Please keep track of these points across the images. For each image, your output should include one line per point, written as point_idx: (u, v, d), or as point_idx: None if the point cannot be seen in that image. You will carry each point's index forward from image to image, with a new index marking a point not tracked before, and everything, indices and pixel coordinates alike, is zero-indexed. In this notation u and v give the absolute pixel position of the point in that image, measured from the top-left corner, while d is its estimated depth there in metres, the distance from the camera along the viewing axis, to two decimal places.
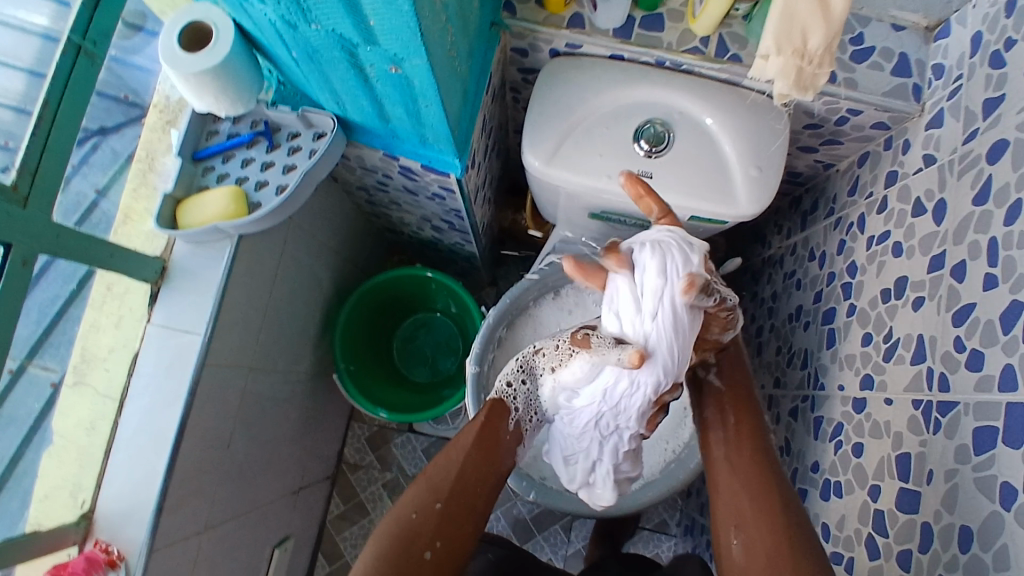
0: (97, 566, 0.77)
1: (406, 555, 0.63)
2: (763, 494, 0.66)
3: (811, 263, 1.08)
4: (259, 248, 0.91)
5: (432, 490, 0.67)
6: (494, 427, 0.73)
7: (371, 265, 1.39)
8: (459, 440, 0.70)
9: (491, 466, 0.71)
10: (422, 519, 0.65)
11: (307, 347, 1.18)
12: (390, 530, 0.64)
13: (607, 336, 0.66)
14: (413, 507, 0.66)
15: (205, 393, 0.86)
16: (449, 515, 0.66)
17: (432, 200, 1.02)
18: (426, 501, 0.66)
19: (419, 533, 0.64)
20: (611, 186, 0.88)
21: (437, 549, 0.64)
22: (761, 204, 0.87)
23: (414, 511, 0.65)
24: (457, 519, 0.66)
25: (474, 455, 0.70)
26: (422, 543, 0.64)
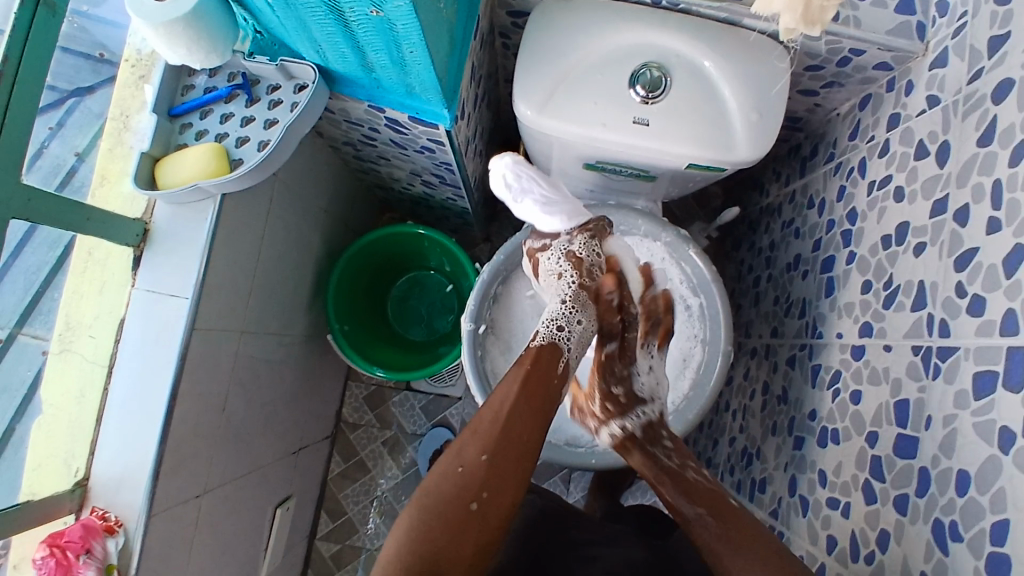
0: (95, 533, 0.76)
1: (453, 508, 0.63)
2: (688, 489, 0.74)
3: (810, 211, 1.06)
4: (244, 206, 0.88)
5: (480, 442, 0.67)
6: (545, 368, 0.73)
7: (362, 223, 1.36)
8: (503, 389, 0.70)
9: (542, 409, 0.71)
10: (469, 472, 0.65)
11: (300, 308, 1.16)
12: (438, 482, 0.65)
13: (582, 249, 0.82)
14: (458, 461, 0.66)
15: (195, 357, 0.84)
16: (497, 466, 0.66)
17: (421, 153, 0.99)
18: (473, 454, 0.66)
19: (465, 485, 0.64)
20: (606, 134, 0.86)
21: (483, 500, 0.64)
22: (760, 149, 0.85)
23: (461, 465, 0.66)
24: (508, 467, 0.66)
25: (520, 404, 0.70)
26: (469, 495, 0.64)
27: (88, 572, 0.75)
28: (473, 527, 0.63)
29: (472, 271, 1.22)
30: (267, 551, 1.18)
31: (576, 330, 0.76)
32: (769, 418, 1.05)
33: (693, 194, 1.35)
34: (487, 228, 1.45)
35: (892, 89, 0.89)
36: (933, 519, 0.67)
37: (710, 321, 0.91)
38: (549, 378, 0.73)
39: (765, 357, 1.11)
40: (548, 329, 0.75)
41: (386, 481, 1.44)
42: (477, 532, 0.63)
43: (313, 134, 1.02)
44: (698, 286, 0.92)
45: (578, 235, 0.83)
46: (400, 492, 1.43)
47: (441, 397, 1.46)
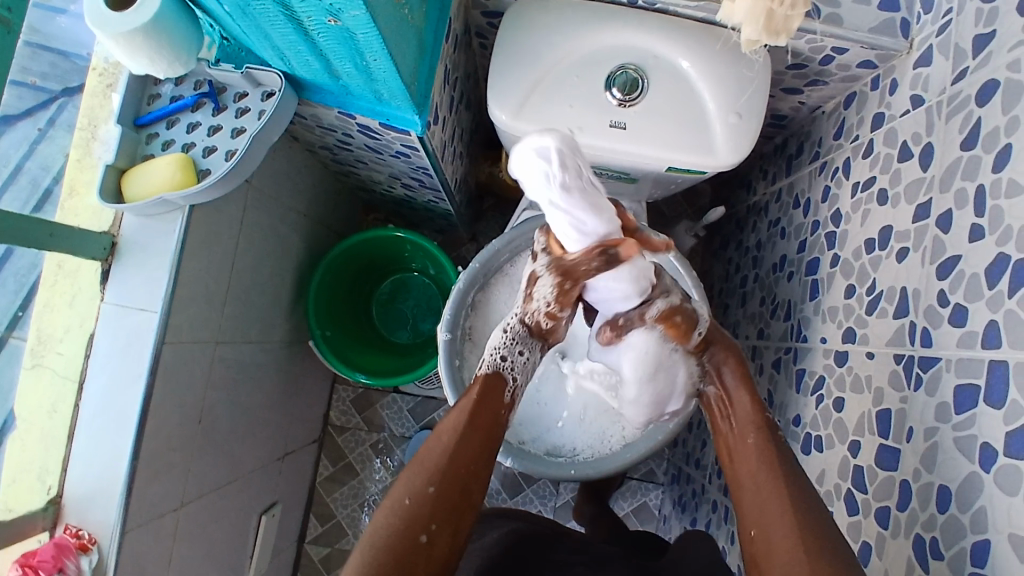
0: (67, 552, 0.75)
1: (402, 542, 0.61)
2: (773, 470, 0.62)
3: (796, 211, 1.04)
4: (215, 215, 0.87)
5: (426, 473, 0.64)
6: (491, 401, 0.70)
7: (345, 226, 1.35)
8: (449, 419, 0.67)
9: (487, 440, 0.68)
10: (416, 505, 0.63)
11: (281, 314, 1.15)
12: (386, 516, 0.62)
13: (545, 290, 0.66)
14: (404, 493, 0.64)
15: (166, 370, 0.83)
16: (444, 498, 0.64)
17: (397, 158, 0.97)
18: (420, 485, 0.64)
19: (413, 519, 0.62)
20: (583, 138, 0.83)
21: (432, 532, 0.62)
22: (741, 152, 0.83)
23: (407, 497, 0.63)
24: (454, 500, 0.64)
25: (467, 431, 0.67)
26: (417, 526, 0.62)
27: None
28: (421, 558, 0.62)
29: (456, 274, 1.21)
30: (252, 557, 1.18)
31: (519, 360, 0.72)
32: None
33: (680, 191, 1.33)
34: (473, 228, 1.44)
35: (876, 87, 0.87)
36: (914, 535, 0.65)
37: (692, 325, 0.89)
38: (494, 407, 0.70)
39: (751, 359, 1.10)
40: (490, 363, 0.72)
41: (375, 485, 1.43)
42: (426, 565, 0.62)
43: (288, 139, 1.00)
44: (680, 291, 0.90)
45: (549, 274, 0.64)
46: (389, 495, 1.43)
47: (429, 399, 1.45)
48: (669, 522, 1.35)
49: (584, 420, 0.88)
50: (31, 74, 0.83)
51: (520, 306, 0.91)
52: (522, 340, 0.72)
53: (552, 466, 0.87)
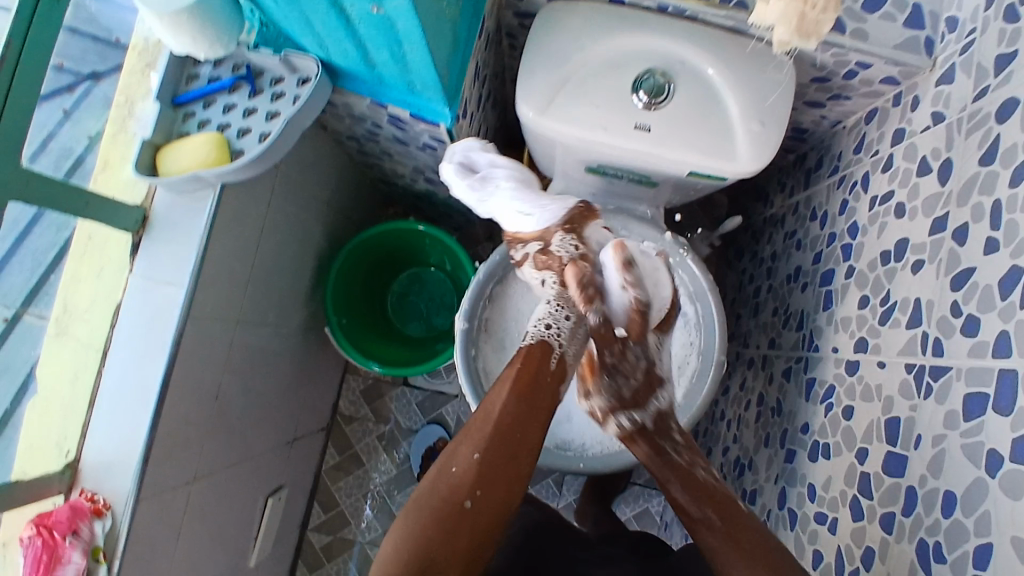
0: (82, 515, 0.77)
1: (446, 507, 0.62)
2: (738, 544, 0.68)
3: (812, 223, 1.06)
4: (244, 196, 0.89)
5: (472, 440, 0.65)
6: (539, 369, 0.70)
7: (365, 218, 1.37)
8: (495, 389, 0.67)
9: (534, 409, 0.68)
10: (461, 472, 0.64)
11: (299, 300, 1.17)
12: (433, 482, 0.64)
13: (567, 241, 0.79)
14: (452, 460, 0.65)
15: (189, 343, 0.85)
16: (489, 464, 0.64)
17: (423, 150, 0.99)
18: (466, 453, 0.65)
19: (459, 484, 0.63)
20: (607, 138, 0.85)
21: (477, 498, 0.63)
22: (762, 160, 0.84)
23: (453, 465, 0.64)
24: (499, 467, 0.65)
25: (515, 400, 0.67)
26: (462, 492, 0.63)
27: (75, 555, 0.76)
28: (467, 526, 0.62)
29: (472, 270, 1.22)
30: (257, 539, 1.19)
31: (566, 325, 0.73)
32: (763, 429, 1.04)
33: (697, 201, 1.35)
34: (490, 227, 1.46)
35: (898, 104, 0.88)
36: (918, 539, 0.66)
37: (705, 328, 0.90)
38: (542, 376, 0.70)
39: (761, 368, 1.11)
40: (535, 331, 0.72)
41: (380, 476, 1.44)
42: (473, 529, 0.63)
43: (317, 127, 1.02)
44: (695, 294, 0.91)
45: (564, 234, 0.80)
46: (393, 487, 1.44)
47: (438, 394, 1.46)
48: (670, 528, 1.35)
49: (594, 416, 0.90)
50: (61, 55, 0.80)
51: (536, 301, 0.93)
52: (568, 303, 0.74)
53: (560, 459, 0.88)
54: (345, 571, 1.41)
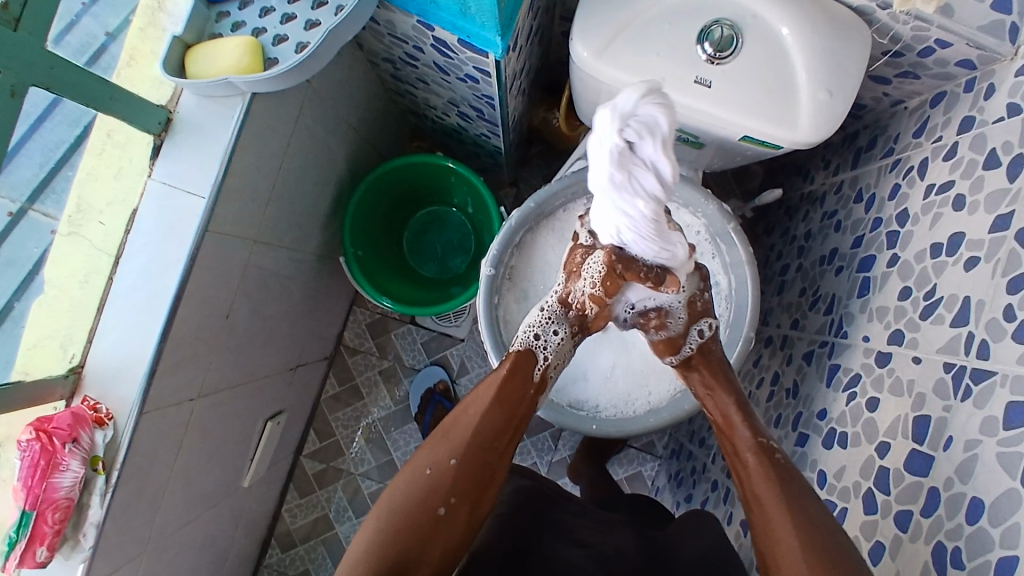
0: (83, 423, 0.75)
1: (420, 513, 0.67)
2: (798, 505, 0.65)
3: (856, 206, 1.01)
4: (273, 109, 0.84)
5: (448, 447, 0.69)
6: (518, 377, 0.72)
7: (389, 148, 1.32)
8: (475, 397, 0.70)
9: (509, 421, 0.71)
10: (437, 476, 0.67)
11: (316, 225, 1.13)
12: (409, 484, 0.68)
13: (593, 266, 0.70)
14: (427, 463, 0.69)
15: (206, 260, 0.81)
16: (464, 471, 0.68)
17: (463, 82, 0.94)
18: (442, 459, 0.68)
19: (433, 488, 0.67)
20: (664, 91, 0.80)
21: (451, 505, 0.67)
22: (823, 132, 0.80)
23: (429, 468, 0.68)
24: (472, 475, 0.68)
25: (493, 407, 0.70)
26: (437, 500, 0.67)
27: (73, 462, 0.74)
28: (440, 529, 0.67)
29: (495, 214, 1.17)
30: (252, 460, 1.19)
31: (554, 340, 0.75)
32: (775, 409, 1.03)
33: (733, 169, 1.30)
34: (515, 171, 1.41)
35: (970, 89, 0.83)
36: (935, 541, 0.65)
37: (737, 299, 0.86)
38: (522, 387, 0.73)
39: (781, 347, 1.09)
40: (523, 340, 0.74)
41: (379, 411, 1.44)
42: (446, 533, 0.67)
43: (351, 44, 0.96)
44: (731, 265, 0.86)
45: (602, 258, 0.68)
46: (391, 423, 1.44)
47: (444, 336, 1.44)
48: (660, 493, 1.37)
49: (612, 379, 0.87)
50: None
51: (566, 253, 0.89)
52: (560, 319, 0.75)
53: (574, 420, 0.85)
54: (335, 499, 1.43)
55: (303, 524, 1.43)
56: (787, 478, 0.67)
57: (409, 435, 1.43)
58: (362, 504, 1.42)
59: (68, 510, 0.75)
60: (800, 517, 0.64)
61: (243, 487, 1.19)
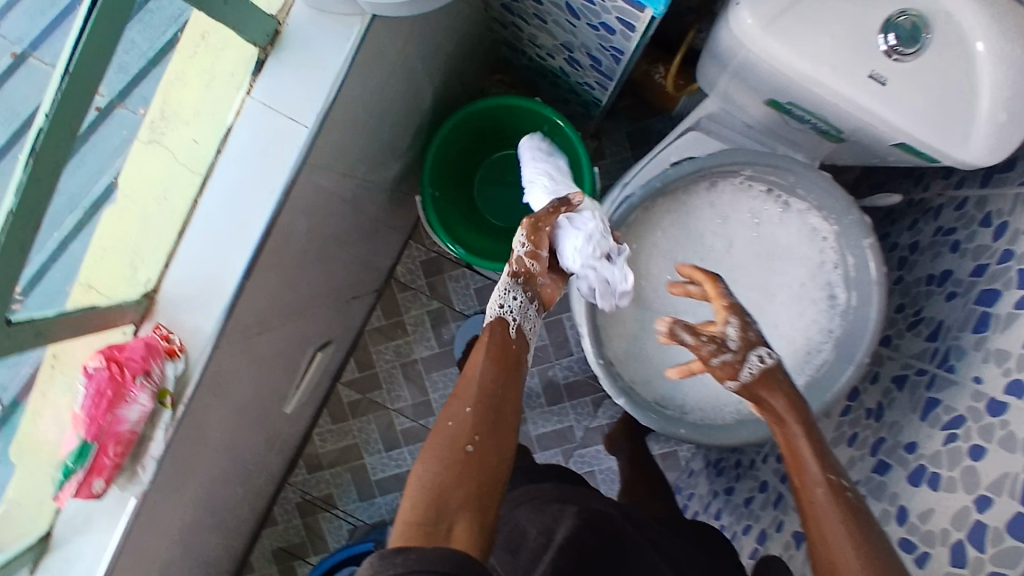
0: (156, 355, 0.71)
1: (451, 456, 0.60)
2: (857, 535, 0.60)
3: (982, 229, 0.93)
4: (388, 36, 0.75)
5: (459, 398, 0.64)
6: (501, 340, 0.69)
7: (474, 81, 1.22)
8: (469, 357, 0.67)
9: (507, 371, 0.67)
10: (455, 424, 0.62)
11: (394, 159, 1.06)
12: (428, 440, 0.62)
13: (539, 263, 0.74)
14: (446, 416, 0.63)
15: (299, 193, 0.75)
16: (481, 417, 0.63)
17: (592, 30, 0.85)
18: (456, 410, 0.63)
19: (457, 434, 0.61)
20: (828, 81, 0.72)
21: (478, 445, 0.61)
22: (995, 154, 0.72)
23: (450, 421, 0.62)
24: (490, 422, 0.63)
25: (489, 363, 0.67)
26: (463, 440, 0.61)
27: (141, 396, 0.72)
28: (473, 472, 0.60)
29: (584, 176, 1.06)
30: (296, 387, 1.17)
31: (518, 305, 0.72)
32: (848, 426, 0.99)
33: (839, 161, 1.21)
34: (601, 124, 1.32)
35: None
36: None
37: (855, 320, 0.80)
38: (510, 350, 0.69)
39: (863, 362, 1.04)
40: (492, 311, 0.72)
41: (422, 351, 1.41)
42: (481, 474, 0.60)
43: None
44: (856, 283, 0.79)
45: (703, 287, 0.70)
46: (433, 365, 1.41)
47: None
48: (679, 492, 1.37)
49: (705, 380, 0.83)
50: None
51: (678, 241, 0.84)
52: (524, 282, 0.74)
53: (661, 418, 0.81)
54: (367, 430, 1.42)
55: (332, 449, 1.43)
56: (851, 505, 0.62)
57: (449, 379, 1.41)
58: (393, 439, 1.42)
59: (129, 444, 0.73)
60: (858, 542, 0.60)
61: (284, 412, 1.17)
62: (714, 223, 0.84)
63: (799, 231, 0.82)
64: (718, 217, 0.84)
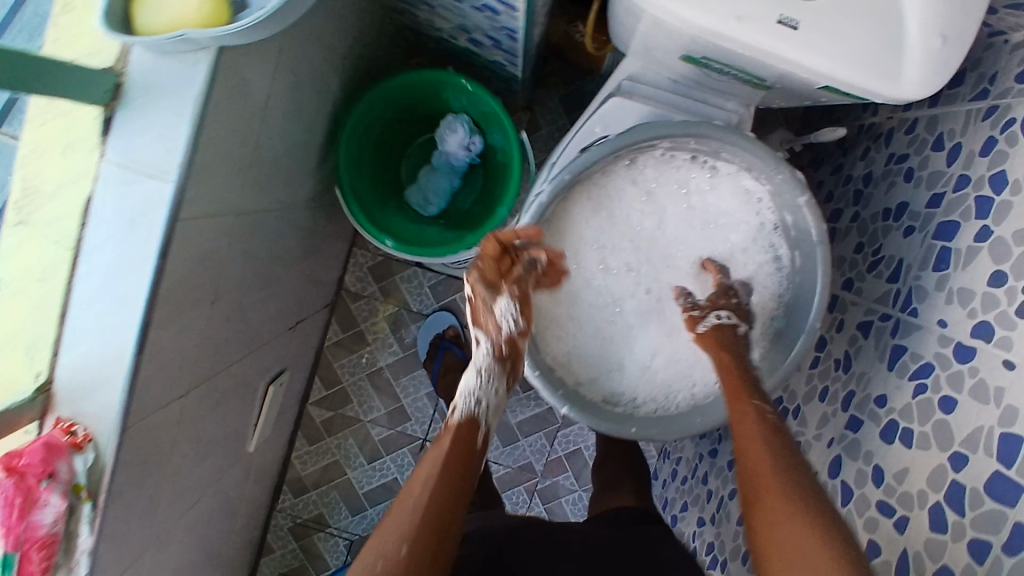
0: (58, 453, 0.66)
1: None
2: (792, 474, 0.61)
3: (934, 154, 0.85)
4: (250, 62, 0.67)
5: (400, 530, 0.59)
6: (462, 447, 0.67)
7: (383, 72, 1.13)
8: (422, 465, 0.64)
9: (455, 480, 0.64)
10: (387, 566, 0.57)
11: (308, 178, 0.98)
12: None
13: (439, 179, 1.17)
14: (376, 555, 0.58)
15: (185, 251, 0.68)
16: (417, 558, 0.58)
17: (478, 11, 0.77)
18: (392, 547, 0.58)
19: None
20: (738, 32, 0.63)
21: None
22: (934, 84, 0.64)
23: (378, 563, 0.57)
24: (423, 565, 0.58)
25: (443, 472, 0.64)
26: None
27: (53, 497, 0.67)
28: None
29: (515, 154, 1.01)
30: (255, 426, 1.12)
31: (490, 401, 0.71)
32: (819, 380, 0.95)
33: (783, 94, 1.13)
34: (530, 94, 1.24)
35: None
36: None
37: (804, 283, 0.75)
38: (469, 453, 0.67)
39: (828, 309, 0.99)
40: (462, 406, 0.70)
41: (386, 358, 1.36)
42: None
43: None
44: (800, 244, 0.74)
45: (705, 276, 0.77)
46: (400, 369, 1.37)
47: (454, 279, 1.34)
48: (670, 457, 1.37)
49: (656, 366, 0.80)
50: None
51: (604, 229, 0.78)
52: (488, 373, 0.71)
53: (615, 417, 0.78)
54: (346, 446, 1.39)
55: (314, 470, 1.40)
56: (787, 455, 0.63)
57: (420, 382, 1.37)
58: (374, 450, 1.39)
59: (54, 546, 0.69)
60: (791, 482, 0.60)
61: (248, 452, 1.13)
62: (640, 201, 0.78)
63: (731, 196, 0.77)
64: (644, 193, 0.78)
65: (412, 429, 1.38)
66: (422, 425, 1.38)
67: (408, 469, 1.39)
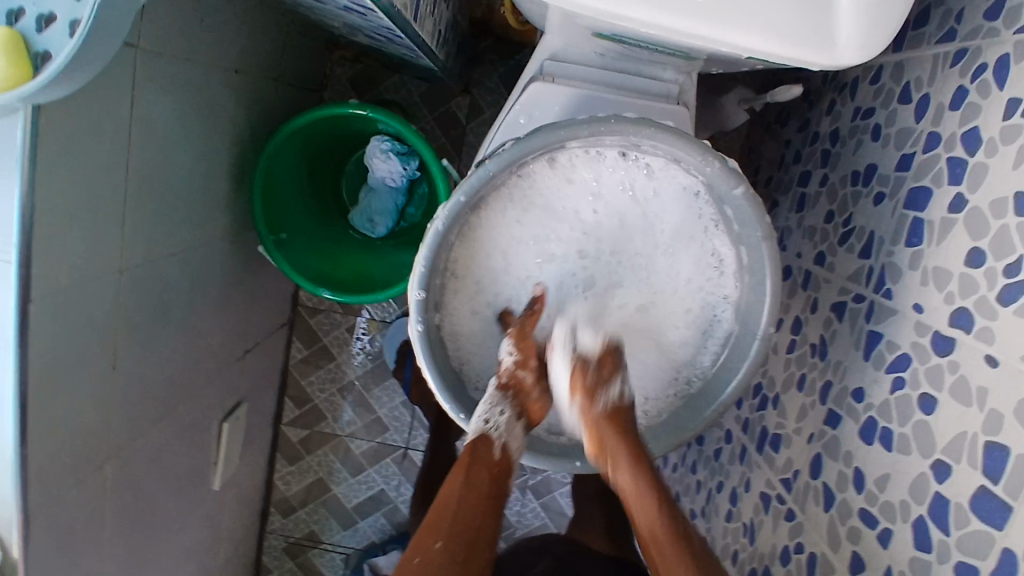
0: None
1: None
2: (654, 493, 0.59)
3: (902, 107, 0.78)
4: (89, 111, 0.58)
5: (430, 529, 0.55)
6: (485, 458, 0.60)
7: (297, 73, 1.03)
8: (449, 481, 0.59)
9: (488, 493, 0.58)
10: (422, 564, 0.53)
11: (220, 206, 0.90)
12: None
13: None
14: (413, 554, 0.54)
15: (55, 330, 0.61)
16: (453, 556, 0.54)
17: (349, 13, 0.66)
18: (423, 543, 0.54)
19: None
20: (655, 17, 0.56)
21: None
22: (878, 43, 0.58)
23: (416, 558, 0.54)
24: (459, 561, 0.54)
25: (470, 487, 0.58)
26: None
27: None
28: None
29: (443, 180, 0.91)
30: (217, 465, 1.07)
31: (505, 419, 0.63)
32: (795, 366, 0.87)
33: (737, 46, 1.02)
34: (465, 76, 1.14)
35: None
36: None
37: (752, 281, 0.67)
38: (495, 472, 0.60)
39: (802, 286, 0.90)
40: (476, 426, 0.63)
41: (354, 370, 1.30)
42: None
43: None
44: (743, 239, 0.66)
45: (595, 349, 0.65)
46: (371, 380, 1.31)
47: None
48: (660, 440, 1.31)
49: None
50: None
51: (536, 224, 0.68)
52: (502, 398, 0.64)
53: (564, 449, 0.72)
54: (327, 462, 1.35)
55: (298, 489, 1.36)
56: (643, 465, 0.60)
57: (392, 391, 1.31)
58: (356, 463, 1.34)
59: None
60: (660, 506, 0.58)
61: (215, 490, 1.09)
62: (569, 198, 0.68)
63: (667, 190, 0.67)
64: (567, 192, 0.68)
65: (392, 439, 1.33)
66: (401, 434, 1.33)
67: (394, 479, 1.35)
